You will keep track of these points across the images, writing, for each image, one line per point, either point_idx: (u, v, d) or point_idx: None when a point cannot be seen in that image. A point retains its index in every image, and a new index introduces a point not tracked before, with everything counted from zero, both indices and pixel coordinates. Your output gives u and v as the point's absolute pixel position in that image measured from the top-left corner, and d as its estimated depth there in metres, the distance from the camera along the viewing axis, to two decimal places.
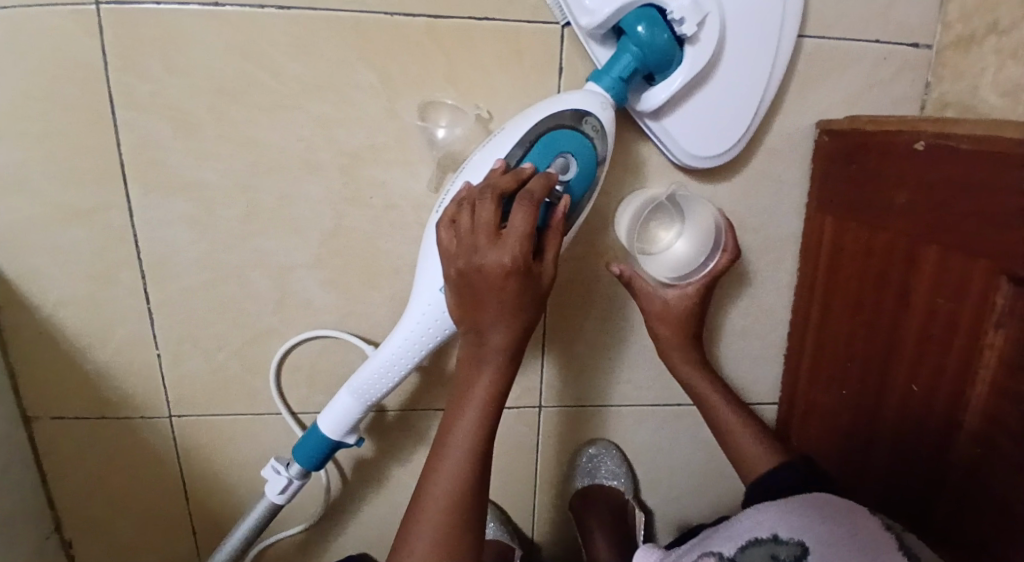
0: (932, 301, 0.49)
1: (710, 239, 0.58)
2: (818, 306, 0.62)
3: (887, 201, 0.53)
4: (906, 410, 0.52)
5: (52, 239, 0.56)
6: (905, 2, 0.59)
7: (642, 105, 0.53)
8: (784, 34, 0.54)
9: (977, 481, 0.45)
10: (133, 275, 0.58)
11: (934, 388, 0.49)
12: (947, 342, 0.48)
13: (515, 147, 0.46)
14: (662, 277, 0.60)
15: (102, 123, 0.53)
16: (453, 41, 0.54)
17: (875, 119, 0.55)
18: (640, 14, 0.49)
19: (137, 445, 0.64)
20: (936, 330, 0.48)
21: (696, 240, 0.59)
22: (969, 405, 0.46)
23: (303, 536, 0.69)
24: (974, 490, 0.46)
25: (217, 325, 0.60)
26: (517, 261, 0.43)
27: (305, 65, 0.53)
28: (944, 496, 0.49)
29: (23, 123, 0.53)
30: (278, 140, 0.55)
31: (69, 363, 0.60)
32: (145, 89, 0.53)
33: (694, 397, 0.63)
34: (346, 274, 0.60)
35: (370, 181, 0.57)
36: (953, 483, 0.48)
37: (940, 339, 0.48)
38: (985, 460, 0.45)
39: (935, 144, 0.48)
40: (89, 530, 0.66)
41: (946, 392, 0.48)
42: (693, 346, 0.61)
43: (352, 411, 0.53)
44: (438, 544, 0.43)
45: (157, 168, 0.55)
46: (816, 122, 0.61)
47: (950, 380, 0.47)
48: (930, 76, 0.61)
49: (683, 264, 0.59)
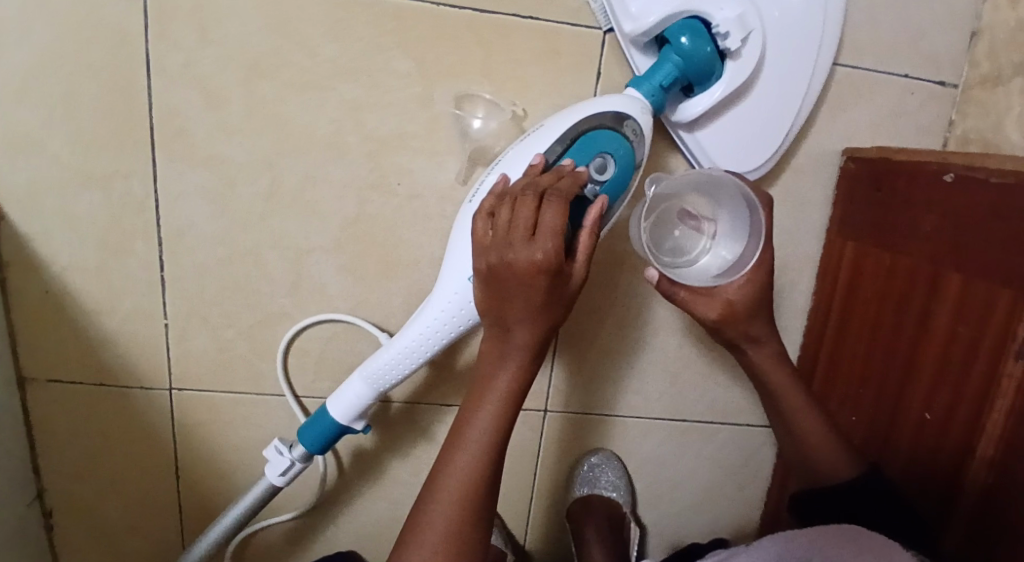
0: (953, 328, 0.49)
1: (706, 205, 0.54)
2: (832, 329, 0.63)
3: (912, 229, 0.54)
4: (922, 436, 0.53)
5: (65, 201, 0.54)
6: (936, 39, 0.60)
7: (678, 115, 0.54)
8: (821, 58, 0.55)
9: (989, 508, 0.46)
10: (147, 245, 0.57)
11: (951, 414, 0.50)
12: (967, 369, 0.48)
13: (555, 144, 0.47)
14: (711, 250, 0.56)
15: (131, 88, 0.52)
16: (494, 37, 0.54)
17: (903, 149, 0.56)
18: (685, 25, 0.50)
19: (132, 419, 0.62)
20: (956, 357, 0.49)
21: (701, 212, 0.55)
22: (985, 431, 0.46)
23: (293, 526, 0.67)
24: (986, 518, 0.46)
25: (228, 302, 0.59)
26: (549, 259, 0.42)
27: (344, 47, 0.53)
28: (956, 523, 0.49)
29: (48, 82, 0.51)
30: (310, 119, 0.55)
31: (71, 329, 0.58)
32: (179, 57, 0.52)
33: (757, 378, 0.60)
34: (364, 260, 0.59)
35: (398, 169, 0.57)
36: (964, 511, 0.48)
37: (960, 366, 0.49)
38: (999, 487, 0.45)
39: (965, 176, 0.49)
40: (74, 504, 0.64)
41: (963, 419, 0.49)
42: (733, 331, 0.58)
43: (364, 398, 0.52)
44: (452, 533, 0.42)
45: (183, 138, 0.54)
46: (843, 148, 0.62)
47: (968, 406, 0.48)
48: (953, 113, 0.62)
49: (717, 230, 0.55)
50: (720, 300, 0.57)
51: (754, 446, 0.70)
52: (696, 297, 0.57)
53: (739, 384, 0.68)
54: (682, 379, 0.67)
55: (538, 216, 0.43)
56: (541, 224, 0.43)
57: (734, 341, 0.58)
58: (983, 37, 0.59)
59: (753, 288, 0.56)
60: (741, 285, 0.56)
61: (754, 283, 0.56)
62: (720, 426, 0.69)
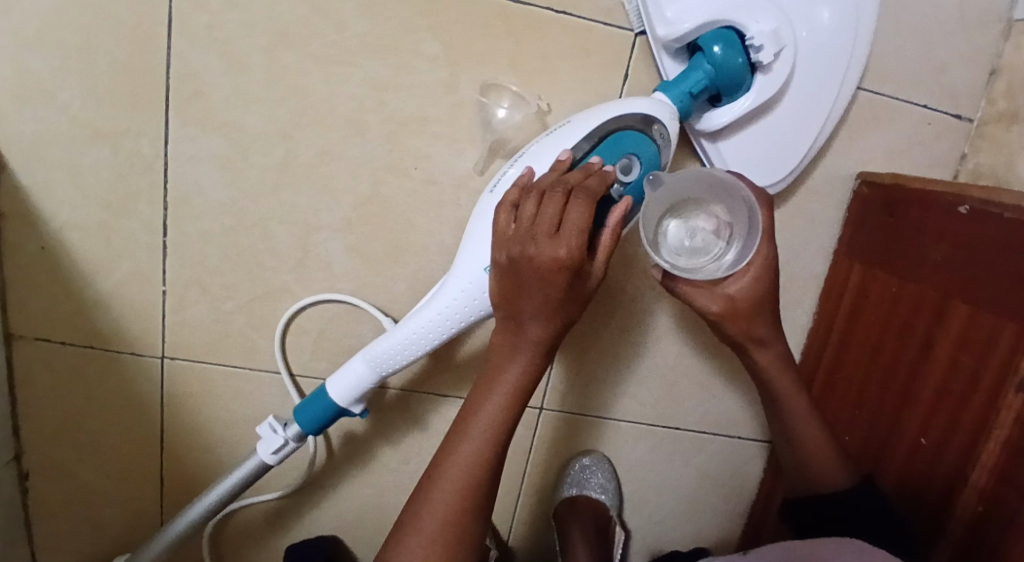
0: (955, 357, 0.50)
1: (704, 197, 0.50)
2: (832, 349, 0.64)
3: (921, 257, 0.54)
4: (913, 460, 0.54)
5: (72, 156, 0.53)
6: (957, 73, 0.60)
7: (703, 124, 0.54)
8: (847, 79, 0.55)
9: (976, 535, 0.47)
10: (152, 208, 0.55)
11: (946, 441, 0.51)
12: (965, 398, 0.49)
13: (582, 141, 0.47)
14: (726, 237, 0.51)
15: (151, 45, 0.51)
16: (525, 28, 0.54)
17: (918, 177, 0.57)
18: (719, 34, 0.51)
19: (120, 384, 0.61)
20: (956, 386, 0.50)
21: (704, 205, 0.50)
22: (978, 460, 0.48)
23: (276, 505, 0.66)
24: (972, 544, 0.48)
25: (229, 273, 0.58)
26: (572, 256, 0.43)
27: (373, 24, 0.52)
28: (940, 546, 0.51)
29: (66, 31, 0.50)
30: (331, 94, 0.54)
31: (65, 287, 0.57)
32: (204, 18, 0.51)
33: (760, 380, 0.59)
34: (373, 242, 0.58)
35: (415, 152, 0.56)
36: (951, 536, 0.50)
37: (958, 395, 0.50)
38: (987, 516, 0.47)
39: (980, 209, 0.49)
40: (51, 467, 0.62)
41: (958, 447, 0.50)
42: (734, 331, 0.55)
43: (364, 381, 0.52)
44: (450, 520, 0.43)
45: (199, 101, 0.53)
46: (859, 170, 0.62)
47: (964, 435, 0.49)
48: (966, 147, 0.63)
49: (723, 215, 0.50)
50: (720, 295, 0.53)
51: (743, 459, 0.71)
52: (698, 291, 0.53)
53: (734, 396, 0.68)
54: (678, 387, 0.67)
55: (563, 212, 0.43)
56: (566, 221, 0.43)
57: (738, 341, 0.56)
58: (1002, 75, 0.60)
59: (759, 285, 0.53)
60: (743, 282, 0.53)
61: (758, 281, 0.53)
62: (711, 436, 0.70)
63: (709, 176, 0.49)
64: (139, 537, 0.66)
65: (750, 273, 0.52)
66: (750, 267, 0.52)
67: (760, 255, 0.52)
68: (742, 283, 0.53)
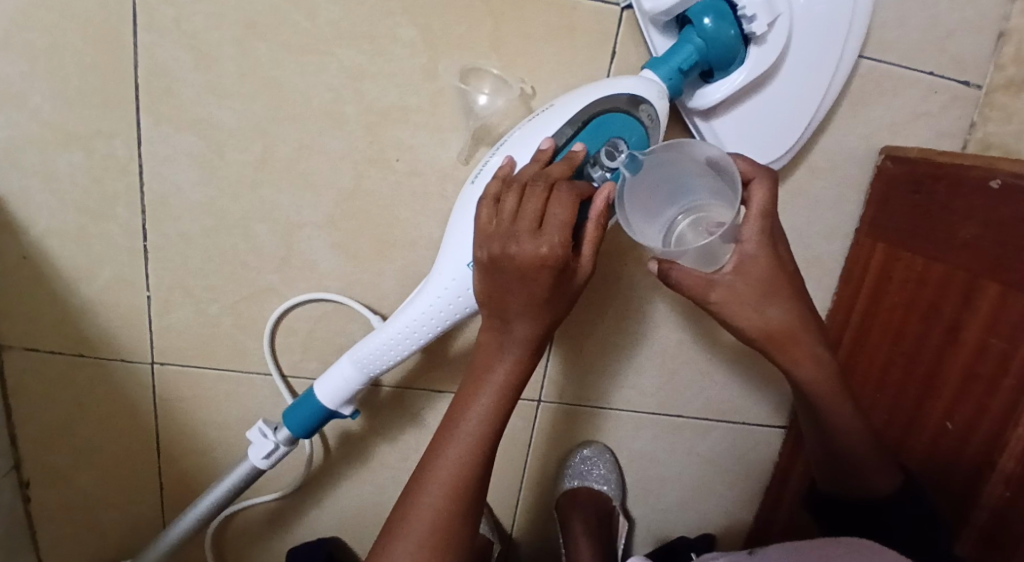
0: (984, 339, 0.48)
1: (690, 185, 0.47)
2: (851, 333, 0.62)
3: (950, 234, 0.52)
4: (939, 444, 0.53)
5: (45, 161, 0.51)
6: (964, 38, 0.57)
7: (695, 102, 0.52)
8: (847, 47, 0.52)
9: (1003, 522, 0.47)
10: (130, 211, 0.54)
11: (972, 425, 0.49)
12: (994, 382, 0.48)
13: (565, 126, 0.45)
14: (725, 211, 0.46)
15: (117, 43, 0.49)
16: (506, 8, 0.51)
17: (945, 151, 0.54)
18: (708, 5, 0.48)
19: (112, 390, 0.60)
20: (984, 368, 0.48)
21: (696, 194, 0.47)
22: (1006, 446, 0.46)
23: (275, 507, 0.65)
24: (1000, 529, 0.47)
25: (213, 275, 0.57)
26: (555, 253, 0.41)
27: (345, 10, 0.50)
28: (966, 532, 0.50)
29: (30, 32, 0.48)
30: (305, 86, 0.52)
31: (47, 296, 0.56)
32: (169, 12, 0.49)
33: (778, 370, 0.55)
34: (357, 238, 0.57)
35: (397, 143, 0.54)
36: (977, 522, 0.49)
37: (987, 378, 0.48)
38: (1016, 501, 0.46)
39: (1012, 183, 0.47)
40: (49, 475, 0.62)
41: (984, 431, 0.48)
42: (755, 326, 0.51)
43: (352, 382, 0.50)
44: (453, 527, 0.43)
45: (170, 98, 0.51)
46: (883, 145, 0.59)
47: (992, 419, 0.48)
48: (974, 115, 0.60)
49: (716, 195, 0.47)
50: (722, 284, 0.49)
51: (748, 446, 0.69)
52: (695, 277, 0.49)
53: (737, 383, 0.66)
54: (679, 374, 0.65)
55: (545, 207, 0.41)
56: (548, 216, 0.41)
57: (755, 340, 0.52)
58: (1011, 39, 0.57)
59: (759, 264, 0.49)
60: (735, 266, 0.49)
61: (762, 263, 0.49)
62: (715, 423, 0.68)
63: (687, 153, 0.45)
64: (140, 540, 0.66)
65: (747, 250, 0.49)
66: (745, 246, 0.49)
67: (756, 230, 0.48)
68: (739, 266, 0.49)
